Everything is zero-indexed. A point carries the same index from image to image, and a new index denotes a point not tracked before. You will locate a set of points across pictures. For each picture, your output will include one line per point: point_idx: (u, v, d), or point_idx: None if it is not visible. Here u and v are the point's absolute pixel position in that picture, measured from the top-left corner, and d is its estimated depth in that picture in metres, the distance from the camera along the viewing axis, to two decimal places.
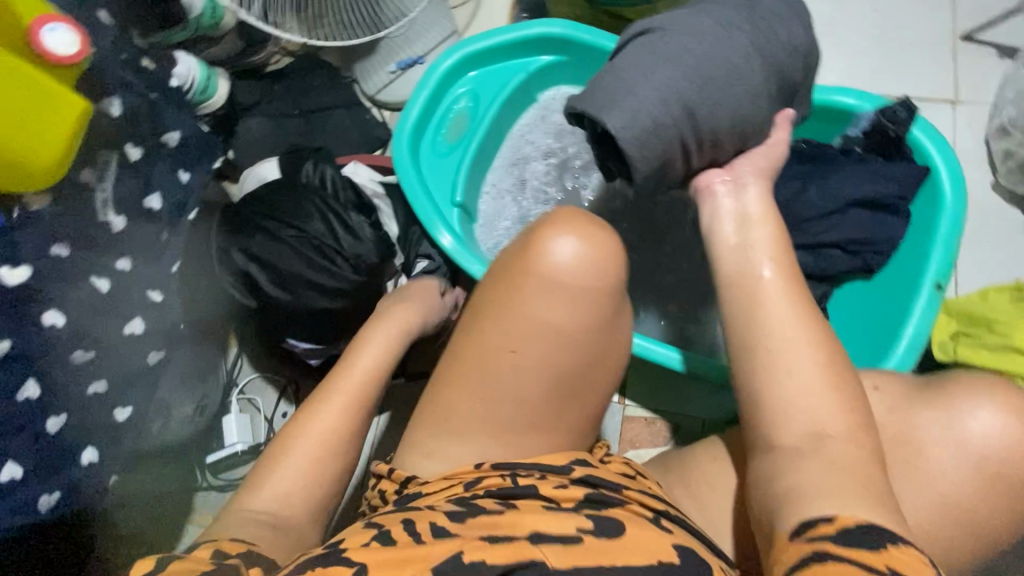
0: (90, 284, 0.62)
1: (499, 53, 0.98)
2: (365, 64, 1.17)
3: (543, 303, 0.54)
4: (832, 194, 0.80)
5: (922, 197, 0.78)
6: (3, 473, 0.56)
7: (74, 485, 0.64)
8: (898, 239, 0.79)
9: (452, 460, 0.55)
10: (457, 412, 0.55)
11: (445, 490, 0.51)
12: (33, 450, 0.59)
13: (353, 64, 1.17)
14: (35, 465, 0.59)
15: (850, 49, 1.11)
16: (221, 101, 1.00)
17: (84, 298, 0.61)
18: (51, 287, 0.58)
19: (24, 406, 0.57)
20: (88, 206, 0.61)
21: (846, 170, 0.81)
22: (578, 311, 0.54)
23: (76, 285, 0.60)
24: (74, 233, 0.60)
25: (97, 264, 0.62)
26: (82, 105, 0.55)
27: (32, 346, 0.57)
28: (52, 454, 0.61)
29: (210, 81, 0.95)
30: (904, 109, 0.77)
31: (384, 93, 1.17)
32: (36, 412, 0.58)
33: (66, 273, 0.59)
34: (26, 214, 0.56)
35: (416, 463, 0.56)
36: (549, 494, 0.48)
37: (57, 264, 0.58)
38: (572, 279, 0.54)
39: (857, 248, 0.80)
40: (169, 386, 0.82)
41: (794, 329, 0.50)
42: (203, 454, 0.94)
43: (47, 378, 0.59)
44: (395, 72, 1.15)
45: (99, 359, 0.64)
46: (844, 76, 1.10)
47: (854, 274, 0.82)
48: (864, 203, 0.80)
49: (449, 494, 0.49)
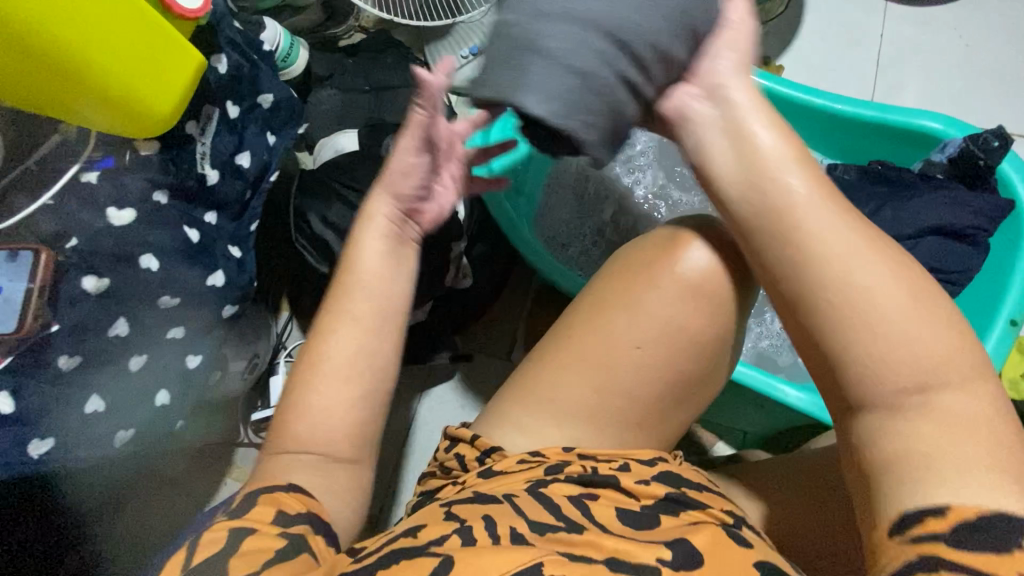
0: (182, 233, 0.63)
1: None
2: (436, 47, 1.18)
3: (668, 300, 0.54)
4: (910, 220, 0.79)
5: (1005, 228, 0.77)
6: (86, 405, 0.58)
7: (145, 424, 0.65)
8: (973, 271, 0.78)
9: (539, 438, 0.55)
10: (549, 389, 0.56)
11: (522, 467, 0.52)
12: (111, 386, 0.60)
13: (426, 46, 1.19)
14: (116, 400, 0.61)
15: (932, 75, 1.08)
16: (299, 71, 1.01)
17: (176, 245, 0.62)
18: (148, 233, 0.60)
19: (112, 342, 0.59)
20: (187, 159, 0.63)
21: (924, 195, 0.79)
22: (711, 315, 0.54)
23: (170, 232, 0.62)
24: (174, 180, 0.62)
25: (189, 214, 0.64)
26: (199, 59, 0.58)
27: (124, 287, 0.59)
28: (128, 393, 0.62)
29: (293, 49, 0.97)
30: (997, 139, 0.76)
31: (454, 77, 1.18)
32: (116, 351, 0.60)
33: (161, 221, 0.61)
34: (138, 159, 0.60)
35: (506, 435, 0.56)
36: (630, 488, 0.49)
37: (155, 211, 0.61)
38: (709, 285, 0.54)
39: (929, 276, 0.79)
40: (231, 343, 0.83)
41: (909, 310, 0.38)
42: (247, 409, 0.95)
43: (135, 319, 0.61)
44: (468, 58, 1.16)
45: (182, 306, 0.65)
46: (924, 100, 1.08)
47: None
48: (942, 231, 0.78)
49: (530, 474, 0.50)
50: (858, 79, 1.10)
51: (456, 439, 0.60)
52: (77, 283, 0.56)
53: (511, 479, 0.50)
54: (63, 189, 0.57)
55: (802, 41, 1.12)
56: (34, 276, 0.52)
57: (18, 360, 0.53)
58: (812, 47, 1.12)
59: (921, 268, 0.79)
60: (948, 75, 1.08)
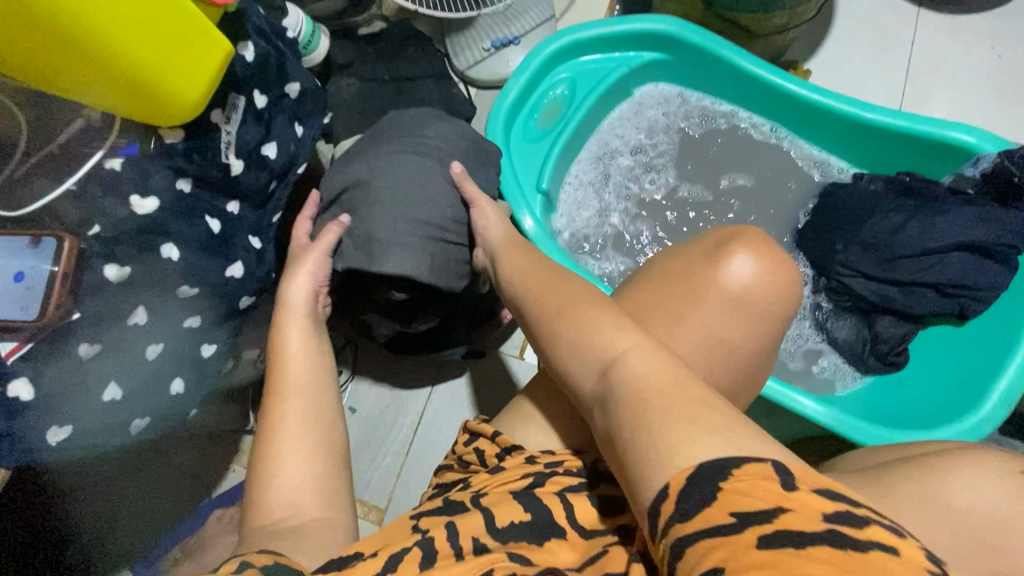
0: (204, 223, 0.62)
1: (604, 46, 0.96)
2: (457, 38, 1.17)
3: (712, 313, 0.57)
4: (938, 233, 0.78)
5: None
6: (103, 393, 0.57)
7: (162, 411, 0.64)
8: (1001, 289, 0.77)
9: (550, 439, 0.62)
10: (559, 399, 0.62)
11: (522, 464, 0.58)
12: (134, 374, 0.59)
13: (447, 36, 1.18)
14: (138, 386, 0.60)
15: (962, 86, 1.06)
16: (319, 58, 0.99)
17: (198, 236, 0.62)
18: (172, 223, 0.59)
19: (133, 330, 0.58)
20: (210, 147, 0.62)
21: (952, 210, 0.78)
22: (736, 325, 0.57)
23: (191, 221, 0.61)
24: (198, 169, 0.61)
25: (211, 205, 0.63)
26: (227, 49, 0.57)
27: (146, 276, 0.58)
28: (146, 381, 0.61)
29: (314, 36, 0.95)
30: None
31: (474, 70, 1.16)
32: (135, 340, 0.59)
33: (184, 211, 0.60)
34: (163, 149, 0.59)
35: (529, 434, 0.63)
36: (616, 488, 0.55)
37: (179, 200, 0.60)
38: (746, 298, 0.57)
39: (953, 292, 0.78)
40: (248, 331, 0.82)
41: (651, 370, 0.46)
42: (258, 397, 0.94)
43: (155, 307, 0.60)
44: (489, 51, 1.15)
45: (202, 296, 0.64)
46: (952, 111, 1.06)
47: (944, 317, 0.82)
48: (969, 246, 0.77)
49: (527, 471, 0.57)
50: (884, 87, 1.08)
51: (476, 431, 0.65)
52: (99, 271, 0.56)
53: (509, 474, 0.57)
54: (87, 175, 0.56)
55: (830, 47, 1.10)
56: (56, 263, 0.52)
57: (36, 347, 0.53)
58: (840, 53, 1.10)
59: (949, 285, 0.78)
60: (978, 87, 1.06)
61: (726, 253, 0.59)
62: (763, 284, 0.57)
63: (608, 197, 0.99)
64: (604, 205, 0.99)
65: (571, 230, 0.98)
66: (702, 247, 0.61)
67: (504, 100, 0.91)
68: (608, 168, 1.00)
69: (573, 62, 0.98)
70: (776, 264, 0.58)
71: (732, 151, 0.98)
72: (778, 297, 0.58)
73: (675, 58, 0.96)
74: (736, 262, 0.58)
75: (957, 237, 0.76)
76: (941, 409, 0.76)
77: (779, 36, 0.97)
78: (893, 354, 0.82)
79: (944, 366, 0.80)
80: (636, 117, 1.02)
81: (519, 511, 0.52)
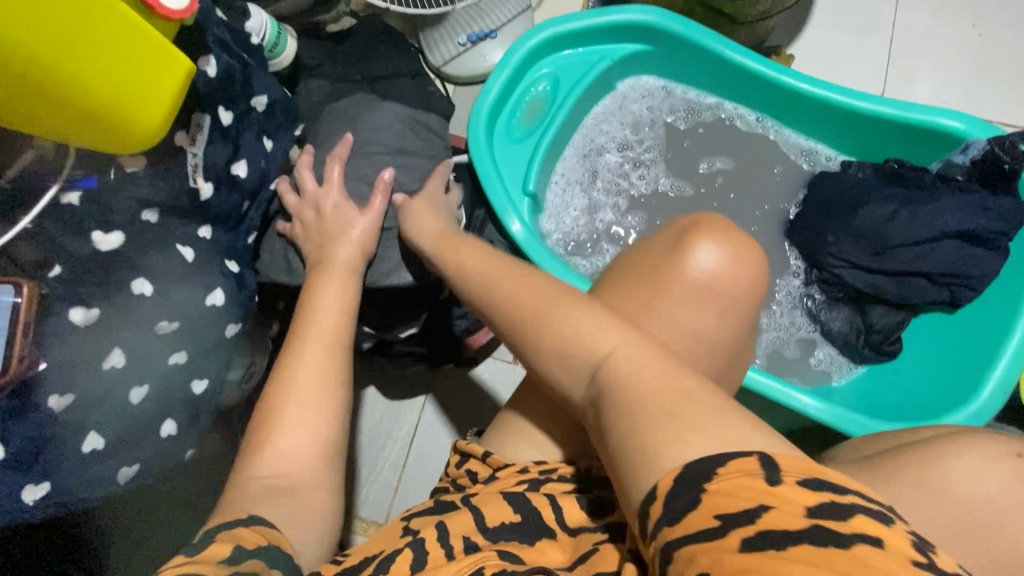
0: (175, 252, 0.59)
1: (584, 39, 0.93)
2: (430, 33, 1.12)
3: (686, 308, 0.55)
4: (929, 222, 0.77)
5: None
6: (83, 446, 0.54)
7: (155, 455, 0.61)
8: (993, 275, 0.77)
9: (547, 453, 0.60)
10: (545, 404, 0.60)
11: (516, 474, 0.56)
12: (117, 420, 0.56)
13: (420, 30, 1.13)
14: (125, 433, 0.57)
15: (944, 66, 1.06)
16: (286, 62, 0.94)
17: (172, 267, 0.59)
18: (141, 256, 0.56)
19: (109, 375, 0.55)
20: (175, 172, 0.58)
21: (944, 199, 0.78)
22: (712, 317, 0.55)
23: (159, 252, 0.58)
24: (165, 196, 0.58)
25: (180, 231, 0.60)
26: (187, 66, 0.53)
27: (116, 314, 0.55)
28: (132, 425, 0.58)
29: (280, 38, 0.90)
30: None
31: (451, 65, 1.12)
32: (112, 384, 0.55)
33: (152, 242, 0.57)
34: (123, 177, 0.55)
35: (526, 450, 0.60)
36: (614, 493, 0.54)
37: (146, 231, 0.57)
38: (719, 287, 0.55)
39: (946, 281, 0.79)
40: None
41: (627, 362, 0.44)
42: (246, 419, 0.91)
43: (132, 347, 0.56)
44: (465, 45, 1.11)
45: (181, 329, 0.60)
46: (935, 92, 1.05)
47: (937, 305, 0.82)
48: (963, 235, 0.77)
49: (523, 479, 0.55)
50: (867, 70, 1.07)
51: (465, 453, 0.63)
52: (63, 314, 0.51)
53: (503, 481, 0.55)
54: (43, 212, 0.51)
55: (813, 31, 1.08)
56: (16, 302, 0.47)
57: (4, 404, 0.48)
58: (824, 37, 1.08)
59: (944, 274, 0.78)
60: (962, 71, 1.05)
61: (689, 245, 0.57)
62: (727, 270, 0.56)
63: (597, 195, 0.97)
64: (593, 202, 0.97)
65: (560, 231, 0.96)
66: (662, 240, 0.59)
67: (485, 99, 0.87)
68: (594, 164, 0.98)
69: (554, 56, 0.94)
70: (740, 250, 0.56)
71: (717, 141, 0.97)
72: (744, 281, 0.56)
73: (659, 48, 0.93)
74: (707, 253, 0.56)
75: (948, 226, 0.76)
76: (938, 398, 0.77)
77: (764, 23, 0.95)
78: (886, 343, 0.82)
79: (947, 345, 0.81)
80: (621, 110, 0.99)
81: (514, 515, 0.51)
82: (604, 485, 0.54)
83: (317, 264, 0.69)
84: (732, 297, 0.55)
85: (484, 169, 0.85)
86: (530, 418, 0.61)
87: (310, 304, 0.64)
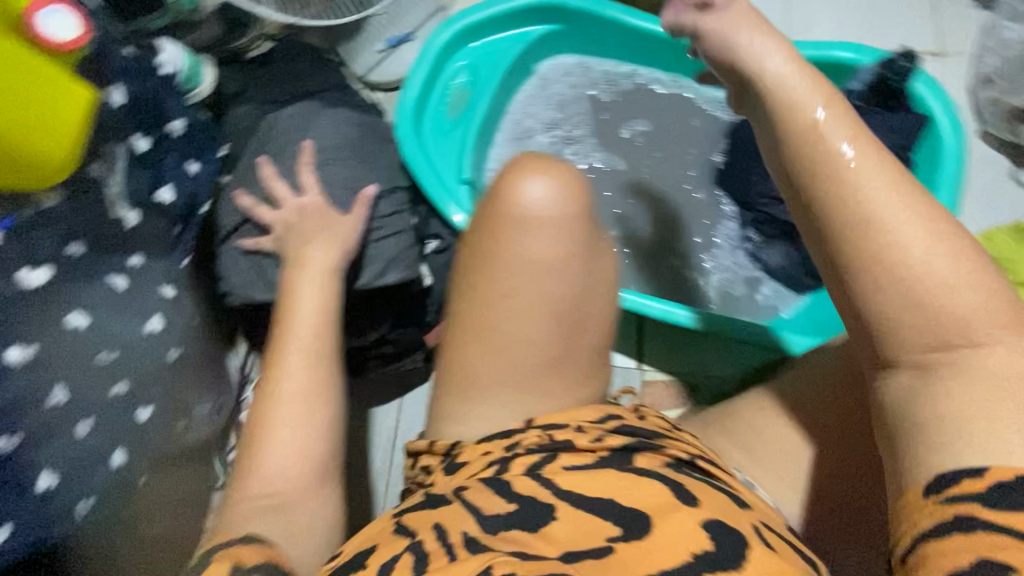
0: (106, 282, 0.60)
1: (493, 27, 0.96)
2: (349, 45, 1.14)
3: (522, 244, 0.58)
4: None
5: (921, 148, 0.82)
6: (36, 487, 0.54)
7: (110, 483, 0.62)
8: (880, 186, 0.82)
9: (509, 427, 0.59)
10: (500, 377, 0.59)
11: (484, 461, 0.56)
12: (67, 455, 0.56)
13: (338, 43, 1.14)
14: (75, 468, 0.57)
15: (837, 7, 1.12)
16: (207, 91, 0.95)
17: (104, 296, 0.60)
18: (71, 290, 0.57)
19: (55, 411, 0.55)
20: (95, 202, 0.59)
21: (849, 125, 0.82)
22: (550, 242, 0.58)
23: (89, 283, 0.58)
24: (89, 228, 0.58)
25: (110, 262, 0.61)
26: (89, 95, 0.54)
27: (53, 350, 0.55)
28: (82, 459, 0.58)
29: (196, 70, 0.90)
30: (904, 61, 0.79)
31: (374, 73, 1.16)
32: (61, 420, 0.55)
33: (80, 274, 0.58)
34: (41, 213, 0.55)
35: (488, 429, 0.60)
36: (588, 451, 0.54)
37: (73, 264, 0.57)
38: (542, 216, 0.58)
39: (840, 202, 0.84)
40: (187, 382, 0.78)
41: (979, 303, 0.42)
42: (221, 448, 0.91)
43: (76, 381, 0.56)
44: (383, 51, 1.15)
45: (123, 357, 0.61)
46: (833, 33, 1.11)
47: None
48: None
49: (493, 462, 0.55)
50: (769, 21, 1.12)
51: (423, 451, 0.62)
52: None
53: (474, 468, 0.56)
54: None
55: None
56: None
57: None
58: None
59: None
60: (855, 9, 1.12)
61: (501, 192, 0.60)
62: (554, 197, 0.58)
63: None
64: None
65: None
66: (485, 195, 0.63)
67: (407, 97, 0.89)
68: (526, 146, 1.00)
69: (468, 48, 0.97)
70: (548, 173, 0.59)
71: (639, 107, 1.00)
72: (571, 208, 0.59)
73: (568, 26, 0.97)
74: (536, 187, 0.58)
75: None
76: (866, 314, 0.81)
77: None
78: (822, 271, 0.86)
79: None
80: (543, 91, 1.02)
81: (504, 505, 0.50)
82: (573, 449, 0.54)
83: (295, 268, 0.69)
84: (561, 220, 0.58)
85: (416, 164, 0.87)
86: (490, 403, 0.59)
87: (286, 308, 0.66)
